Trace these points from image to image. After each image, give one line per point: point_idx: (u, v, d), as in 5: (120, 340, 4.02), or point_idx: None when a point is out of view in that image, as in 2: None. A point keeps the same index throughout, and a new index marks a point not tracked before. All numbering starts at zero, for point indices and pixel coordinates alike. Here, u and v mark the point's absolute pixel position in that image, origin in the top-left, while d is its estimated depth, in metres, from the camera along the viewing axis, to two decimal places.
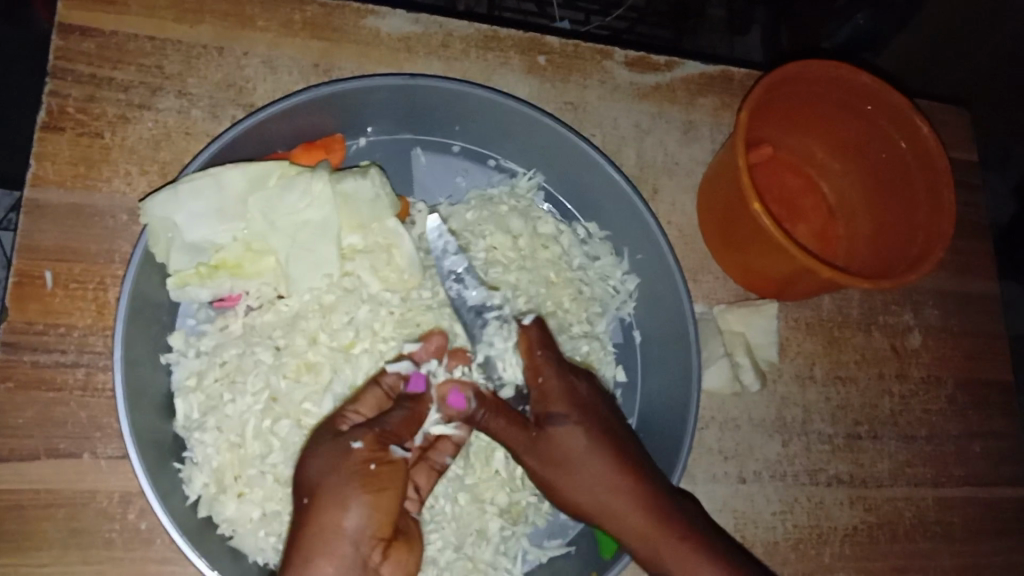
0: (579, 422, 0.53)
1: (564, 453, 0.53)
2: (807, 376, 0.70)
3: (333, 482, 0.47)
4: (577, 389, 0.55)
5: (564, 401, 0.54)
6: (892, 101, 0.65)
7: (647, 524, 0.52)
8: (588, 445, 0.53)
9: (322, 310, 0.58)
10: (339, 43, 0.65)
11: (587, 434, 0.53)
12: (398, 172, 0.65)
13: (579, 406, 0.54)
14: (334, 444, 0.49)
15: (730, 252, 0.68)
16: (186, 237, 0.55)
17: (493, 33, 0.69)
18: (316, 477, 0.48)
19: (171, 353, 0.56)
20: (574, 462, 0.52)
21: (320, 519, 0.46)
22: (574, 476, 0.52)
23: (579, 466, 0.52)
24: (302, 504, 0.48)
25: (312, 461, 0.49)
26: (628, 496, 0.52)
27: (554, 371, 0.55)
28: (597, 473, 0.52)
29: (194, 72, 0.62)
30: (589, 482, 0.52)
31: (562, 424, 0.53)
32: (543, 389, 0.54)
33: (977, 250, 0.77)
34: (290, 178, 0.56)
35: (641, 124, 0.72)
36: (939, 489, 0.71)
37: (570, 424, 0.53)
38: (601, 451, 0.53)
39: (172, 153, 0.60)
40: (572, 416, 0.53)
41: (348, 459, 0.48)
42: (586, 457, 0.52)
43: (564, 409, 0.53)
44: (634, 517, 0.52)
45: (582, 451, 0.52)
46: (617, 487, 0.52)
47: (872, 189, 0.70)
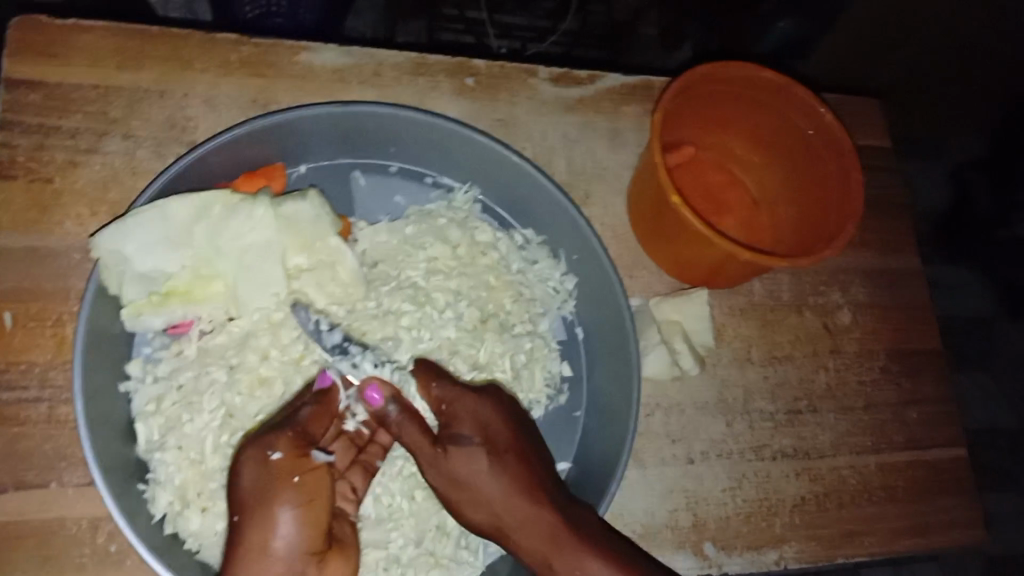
0: (479, 446, 0.55)
1: (465, 476, 0.55)
2: (745, 358, 0.73)
3: (264, 496, 0.51)
4: (482, 413, 0.57)
5: (468, 424, 0.56)
6: (796, 93, 0.70)
7: (545, 540, 0.53)
8: (490, 467, 0.54)
9: (271, 327, 0.61)
10: (275, 79, 0.69)
11: (484, 457, 0.54)
12: (339, 194, 0.68)
13: (481, 431, 0.56)
14: (258, 454, 0.52)
15: (660, 246, 0.71)
16: (138, 268, 0.58)
17: (421, 60, 0.74)
18: (244, 494, 0.51)
19: (129, 381, 0.59)
20: (474, 482, 0.54)
21: (251, 537, 0.50)
22: (472, 495, 0.55)
23: (478, 485, 0.54)
24: (234, 519, 0.52)
25: (241, 474, 0.52)
26: (528, 511, 0.54)
27: (454, 398, 0.58)
28: (495, 492, 0.54)
29: (138, 116, 0.65)
30: (488, 501, 0.54)
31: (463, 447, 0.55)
32: (450, 411, 0.57)
33: (892, 230, 0.83)
34: (233, 205, 0.59)
35: (568, 135, 0.76)
36: (880, 455, 0.75)
37: (471, 449, 0.55)
38: (501, 469, 0.54)
39: (121, 193, 0.64)
40: (472, 440, 0.55)
41: (275, 472, 0.52)
42: (484, 478, 0.54)
43: (467, 433, 0.56)
44: (532, 531, 0.53)
45: (480, 473, 0.54)
46: (516, 505, 0.54)
47: (789, 178, 0.75)
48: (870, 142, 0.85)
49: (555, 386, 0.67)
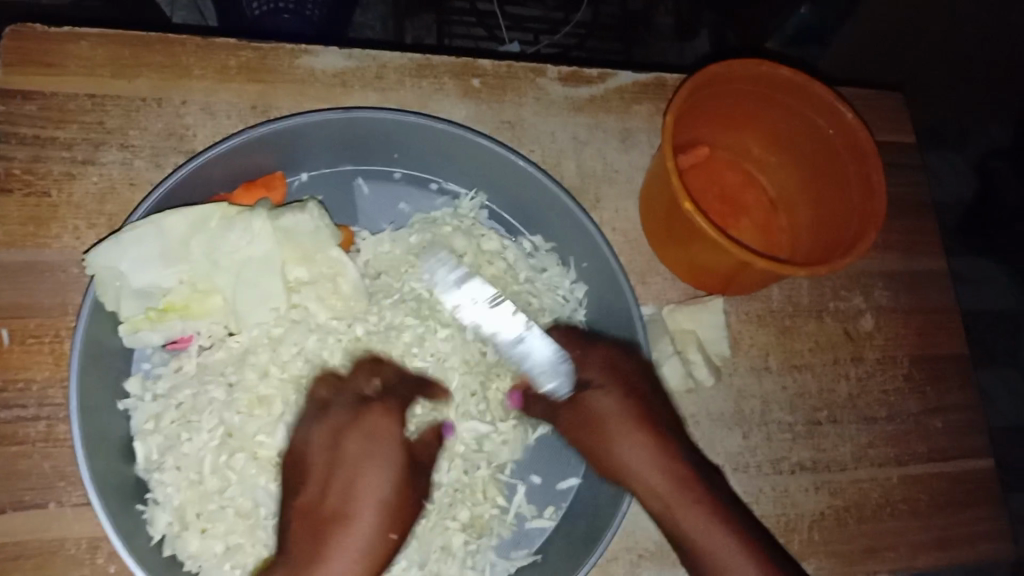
0: (608, 388, 0.61)
1: (591, 408, 0.62)
2: (762, 367, 0.71)
3: (391, 504, 0.57)
4: (611, 357, 0.62)
5: (595, 366, 0.62)
6: (814, 91, 0.67)
7: (664, 483, 0.58)
8: (622, 405, 0.61)
9: (271, 342, 0.60)
10: (275, 84, 0.67)
11: (616, 394, 0.61)
12: (341, 202, 0.67)
13: (615, 375, 0.61)
14: (393, 463, 0.58)
15: (674, 249, 0.69)
16: (134, 284, 0.56)
17: (425, 61, 0.72)
18: (366, 488, 0.58)
19: (129, 398, 0.57)
20: (599, 413, 0.61)
21: (342, 553, 0.55)
22: (598, 432, 0.61)
23: (609, 416, 0.61)
24: (341, 480, 0.58)
25: (377, 479, 0.58)
26: (644, 452, 0.59)
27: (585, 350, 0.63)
28: (624, 425, 0.60)
29: (135, 125, 0.64)
30: (616, 442, 0.60)
31: (586, 388, 0.62)
32: (582, 356, 0.63)
33: (917, 228, 0.79)
34: (230, 218, 0.57)
35: (578, 137, 0.73)
36: (904, 467, 0.72)
37: (592, 388, 0.62)
38: (632, 409, 0.61)
39: (118, 205, 0.62)
40: (603, 384, 0.61)
41: (400, 478, 0.58)
42: (610, 410, 0.61)
43: (603, 378, 0.61)
44: (650, 471, 0.58)
45: (609, 408, 0.61)
46: (638, 443, 0.59)
47: (809, 178, 0.72)
48: (892, 137, 0.82)
49: None
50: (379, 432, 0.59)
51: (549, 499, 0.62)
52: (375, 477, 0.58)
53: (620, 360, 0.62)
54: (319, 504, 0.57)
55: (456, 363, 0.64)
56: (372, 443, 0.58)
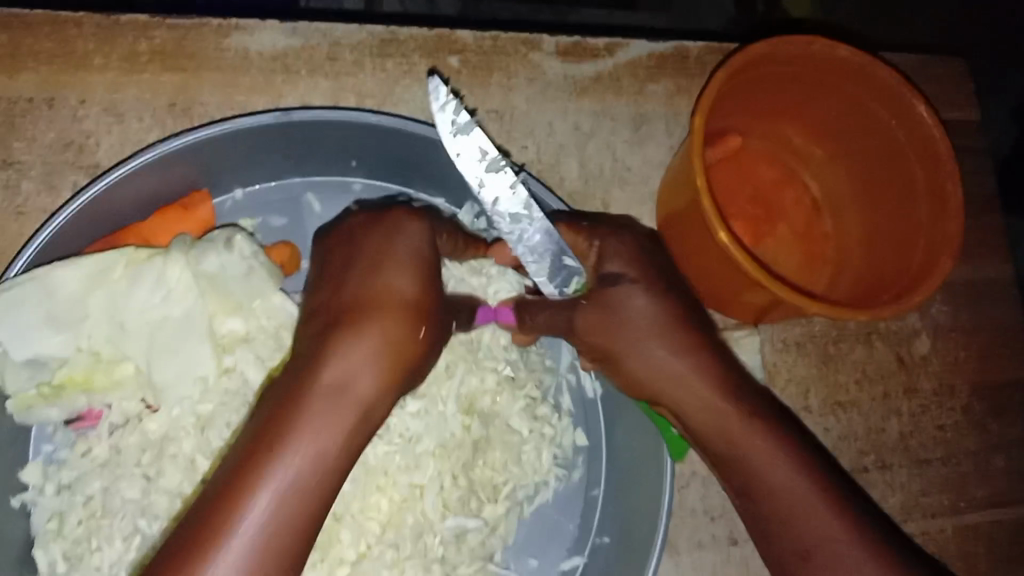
0: (639, 283, 0.48)
1: (614, 304, 0.48)
2: (801, 408, 0.60)
3: (412, 299, 0.44)
4: (635, 249, 0.49)
5: (625, 261, 0.49)
6: (877, 74, 0.53)
7: (710, 400, 0.47)
8: (664, 310, 0.48)
9: (199, 425, 0.46)
10: (199, 73, 0.53)
11: (644, 290, 0.48)
12: (287, 228, 0.53)
13: (642, 265, 0.49)
14: (421, 260, 0.45)
15: (695, 276, 0.56)
16: (18, 356, 0.44)
17: (390, 36, 0.57)
18: (381, 303, 0.43)
19: (26, 491, 0.46)
20: (631, 318, 0.48)
21: (359, 349, 0.42)
22: (628, 340, 0.48)
23: (639, 316, 0.48)
24: (351, 339, 0.42)
25: (392, 268, 0.44)
26: (692, 369, 0.48)
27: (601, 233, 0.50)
28: (656, 333, 0.48)
29: (20, 135, 0.50)
30: (636, 337, 0.48)
31: (611, 283, 0.48)
32: (601, 249, 0.49)
33: (982, 227, 0.67)
34: (137, 266, 0.45)
35: (581, 127, 0.60)
36: (959, 517, 0.62)
37: (628, 285, 0.48)
38: (662, 301, 0.48)
39: (1, 240, 0.49)
40: (635, 275, 0.48)
41: (425, 268, 0.45)
42: (643, 312, 0.48)
43: (624, 267, 0.48)
44: (687, 371, 0.48)
45: (638, 312, 0.48)
46: (677, 352, 0.48)
47: (861, 177, 0.58)
48: (956, 117, 0.68)
49: (566, 462, 0.55)
50: (399, 232, 0.46)
51: None
52: (383, 262, 0.44)
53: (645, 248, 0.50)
54: (333, 279, 0.44)
55: (429, 446, 0.53)
56: (391, 238, 0.45)
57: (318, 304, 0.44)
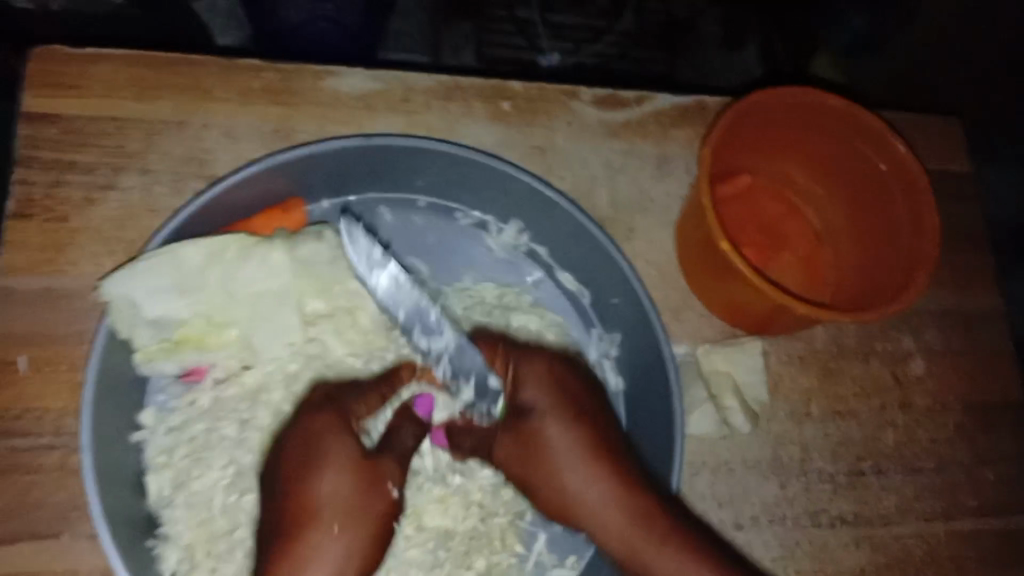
0: (554, 411, 0.58)
1: (540, 433, 0.58)
2: (802, 413, 0.67)
3: (343, 505, 0.53)
4: (552, 376, 0.59)
5: (541, 390, 0.59)
6: (863, 120, 0.63)
7: (620, 520, 0.56)
8: (577, 441, 0.58)
9: (286, 380, 0.59)
10: (298, 107, 0.65)
11: (558, 419, 0.58)
12: (364, 233, 0.64)
13: (558, 392, 0.59)
14: (343, 462, 0.54)
15: (711, 286, 0.65)
16: (148, 314, 0.55)
17: (454, 83, 0.69)
18: (338, 503, 0.53)
19: (142, 430, 0.56)
20: (550, 447, 0.58)
21: (321, 546, 0.52)
22: (550, 463, 0.58)
23: (556, 445, 0.58)
24: (330, 533, 0.52)
25: (322, 481, 0.53)
26: (608, 491, 0.56)
27: (517, 359, 0.60)
28: (579, 461, 0.57)
29: (156, 149, 0.63)
30: (554, 459, 0.58)
31: (532, 414, 0.58)
32: (518, 371, 0.59)
33: (973, 263, 0.75)
34: (248, 249, 0.56)
35: (612, 163, 0.70)
36: (951, 522, 0.68)
37: (541, 414, 0.58)
38: (575, 427, 0.58)
39: (137, 232, 0.61)
40: (546, 407, 0.58)
41: (356, 471, 0.54)
42: (559, 442, 0.58)
43: (539, 394, 0.58)
44: (593, 494, 0.57)
45: (558, 442, 0.58)
46: (592, 476, 0.57)
47: (855, 211, 0.68)
48: (949, 167, 0.77)
49: None
50: (318, 435, 0.55)
51: (571, 546, 0.60)
52: (311, 473, 0.53)
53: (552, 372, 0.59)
54: (278, 483, 0.54)
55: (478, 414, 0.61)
56: (311, 446, 0.54)
57: (263, 521, 0.54)
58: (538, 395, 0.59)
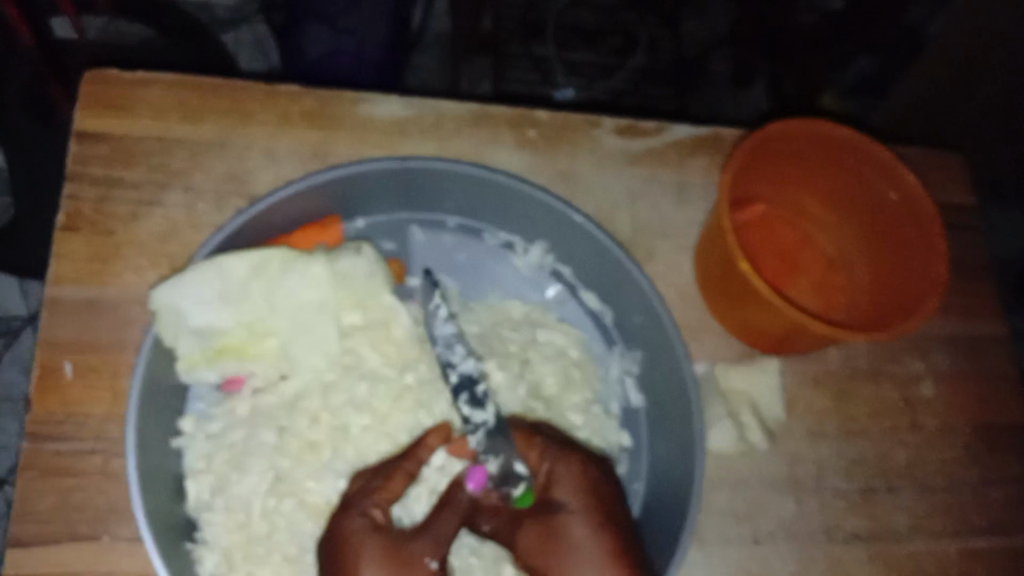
0: (580, 513, 0.50)
1: (564, 533, 0.50)
2: (817, 431, 0.70)
3: None
4: (589, 476, 0.53)
5: (571, 490, 0.52)
6: (875, 152, 0.66)
7: None
8: (599, 546, 0.49)
9: (323, 388, 0.61)
10: (335, 131, 0.69)
11: (586, 518, 0.50)
12: (397, 251, 0.67)
13: (587, 491, 0.52)
14: (391, 560, 0.49)
15: (730, 307, 0.68)
16: (193, 323, 0.57)
17: (483, 111, 0.72)
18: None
19: (182, 437, 0.58)
20: (573, 551, 0.49)
21: None
22: (569, 565, 0.49)
23: (576, 551, 0.49)
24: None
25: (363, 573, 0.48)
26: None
27: (549, 454, 0.55)
28: (589, 567, 0.48)
29: (200, 168, 0.66)
30: (572, 563, 0.48)
31: (559, 511, 0.51)
32: (552, 471, 0.53)
33: (980, 291, 0.77)
34: (290, 262, 0.59)
35: (633, 189, 0.73)
36: (961, 540, 0.69)
37: (569, 514, 0.50)
38: (600, 532, 0.49)
39: (181, 245, 0.64)
40: (574, 506, 0.51)
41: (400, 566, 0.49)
42: (584, 540, 0.49)
43: (568, 497, 0.51)
44: None
45: (580, 542, 0.49)
46: None
47: (868, 239, 0.71)
48: (953, 198, 0.80)
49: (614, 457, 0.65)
50: (355, 533, 0.50)
51: None
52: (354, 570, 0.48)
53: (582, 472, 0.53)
54: None
55: None
56: (354, 548, 0.49)
57: None
58: (571, 499, 0.52)
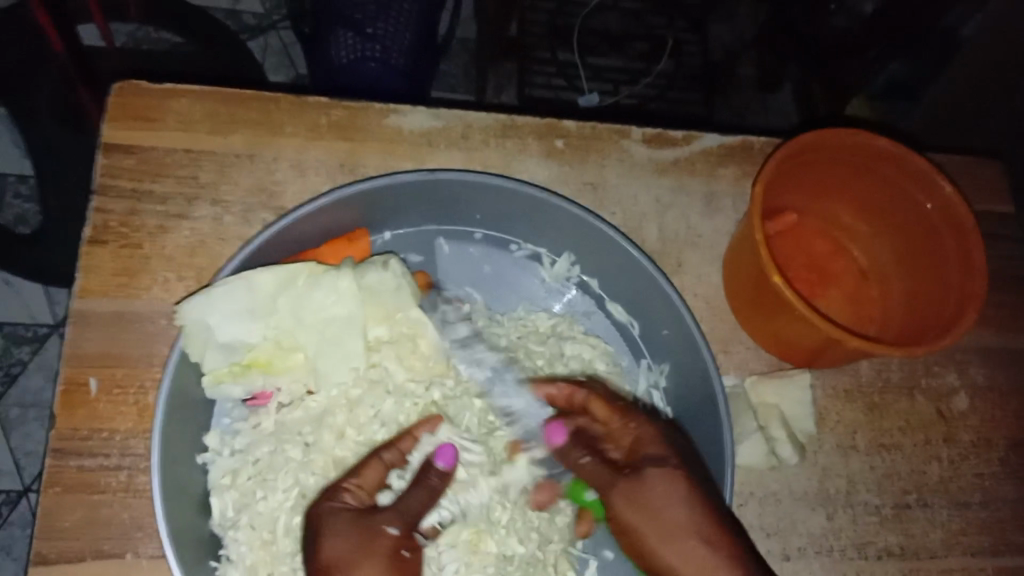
0: (671, 459, 0.53)
1: (653, 496, 0.52)
2: (849, 446, 0.68)
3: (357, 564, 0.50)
4: (661, 434, 0.55)
5: (653, 446, 0.54)
6: (913, 162, 0.64)
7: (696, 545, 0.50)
8: (687, 513, 0.51)
9: (348, 404, 0.61)
10: (362, 142, 0.68)
11: (678, 475, 0.52)
12: (423, 263, 0.67)
13: (663, 446, 0.54)
14: (356, 527, 0.52)
15: (760, 320, 0.67)
16: (219, 338, 0.57)
17: (510, 121, 0.72)
18: (338, 560, 0.50)
19: (207, 452, 0.58)
20: (662, 499, 0.51)
21: None
22: (646, 493, 0.52)
23: (664, 514, 0.51)
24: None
25: (334, 540, 0.51)
26: (703, 557, 0.50)
27: (635, 418, 0.56)
28: (675, 533, 0.51)
29: (227, 180, 0.65)
30: (647, 496, 0.52)
31: (646, 456, 0.54)
32: (632, 433, 0.56)
33: (1018, 303, 0.75)
34: (317, 277, 0.59)
35: (662, 199, 0.72)
36: (998, 558, 0.68)
37: (670, 466, 0.53)
38: (677, 480, 0.52)
39: (207, 258, 0.64)
40: (653, 454, 0.54)
41: (370, 531, 0.52)
42: (661, 477, 0.52)
43: (653, 449, 0.54)
44: (686, 518, 0.51)
45: (655, 477, 0.52)
46: (679, 500, 0.51)
47: (903, 250, 0.69)
48: (991, 207, 0.78)
49: None
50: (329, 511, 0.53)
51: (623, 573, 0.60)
52: (325, 539, 0.51)
53: (651, 432, 0.55)
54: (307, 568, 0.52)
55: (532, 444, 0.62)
56: (328, 521, 0.52)
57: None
58: (654, 450, 0.54)
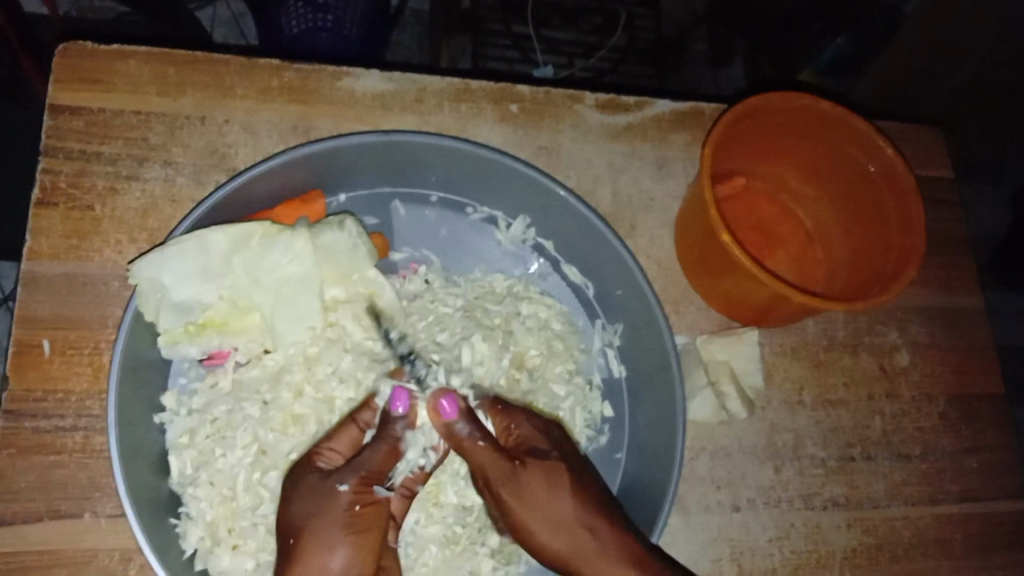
0: (553, 453, 0.57)
1: (539, 488, 0.55)
2: (796, 401, 0.71)
3: (311, 528, 0.52)
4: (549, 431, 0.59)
5: (540, 442, 0.57)
6: (856, 126, 0.66)
7: (573, 530, 0.54)
8: (572, 507, 0.54)
9: (307, 362, 0.62)
10: (316, 105, 0.68)
11: (559, 464, 0.56)
12: (379, 226, 0.67)
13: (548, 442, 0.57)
14: (317, 490, 0.53)
15: (709, 281, 0.69)
16: (174, 298, 0.57)
17: (465, 86, 0.72)
18: (303, 518, 0.52)
19: (164, 412, 0.58)
20: (547, 487, 0.55)
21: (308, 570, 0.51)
22: (531, 485, 0.55)
23: (550, 506, 0.54)
24: (288, 545, 0.52)
25: (295, 505, 0.53)
26: (591, 540, 0.54)
27: (524, 418, 0.59)
28: (564, 522, 0.54)
29: (178, 142, 0.65)
30: (534, 488, 0.55)
31: (527, 451, 0.56)
32: (518, 431, 0.58)
33: (956, 264, 0.78)
34: (272, 237, 0.58)
35: (615, 164, 0.73)
36: (937, 507, 0.71)
37: (552, 458, 0.56)
38: (559, 471, 0.55)
39: (159, 220, 0.63)
40: (536, 451, 0.57)
41: (332, 494, 0.53)
42: (545, 468, 0.55)
43: (537, 444, 0.57)
44: (565, 504, 0.54)
45: (541, 471, 0.55)
46: (558, 489, 0.55)
47: (847, 212, 0.71)
48: (932, 172, 0.81)
49: (595, 428, 0.66)
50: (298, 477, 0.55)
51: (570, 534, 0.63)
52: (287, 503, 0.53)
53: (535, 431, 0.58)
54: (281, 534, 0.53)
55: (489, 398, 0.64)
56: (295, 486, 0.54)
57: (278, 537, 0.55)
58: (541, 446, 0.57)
